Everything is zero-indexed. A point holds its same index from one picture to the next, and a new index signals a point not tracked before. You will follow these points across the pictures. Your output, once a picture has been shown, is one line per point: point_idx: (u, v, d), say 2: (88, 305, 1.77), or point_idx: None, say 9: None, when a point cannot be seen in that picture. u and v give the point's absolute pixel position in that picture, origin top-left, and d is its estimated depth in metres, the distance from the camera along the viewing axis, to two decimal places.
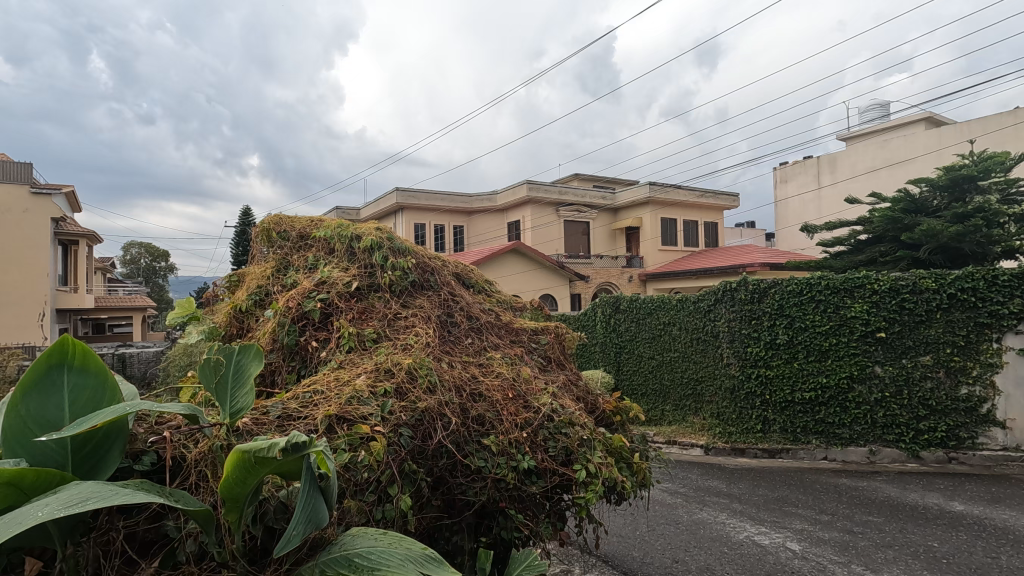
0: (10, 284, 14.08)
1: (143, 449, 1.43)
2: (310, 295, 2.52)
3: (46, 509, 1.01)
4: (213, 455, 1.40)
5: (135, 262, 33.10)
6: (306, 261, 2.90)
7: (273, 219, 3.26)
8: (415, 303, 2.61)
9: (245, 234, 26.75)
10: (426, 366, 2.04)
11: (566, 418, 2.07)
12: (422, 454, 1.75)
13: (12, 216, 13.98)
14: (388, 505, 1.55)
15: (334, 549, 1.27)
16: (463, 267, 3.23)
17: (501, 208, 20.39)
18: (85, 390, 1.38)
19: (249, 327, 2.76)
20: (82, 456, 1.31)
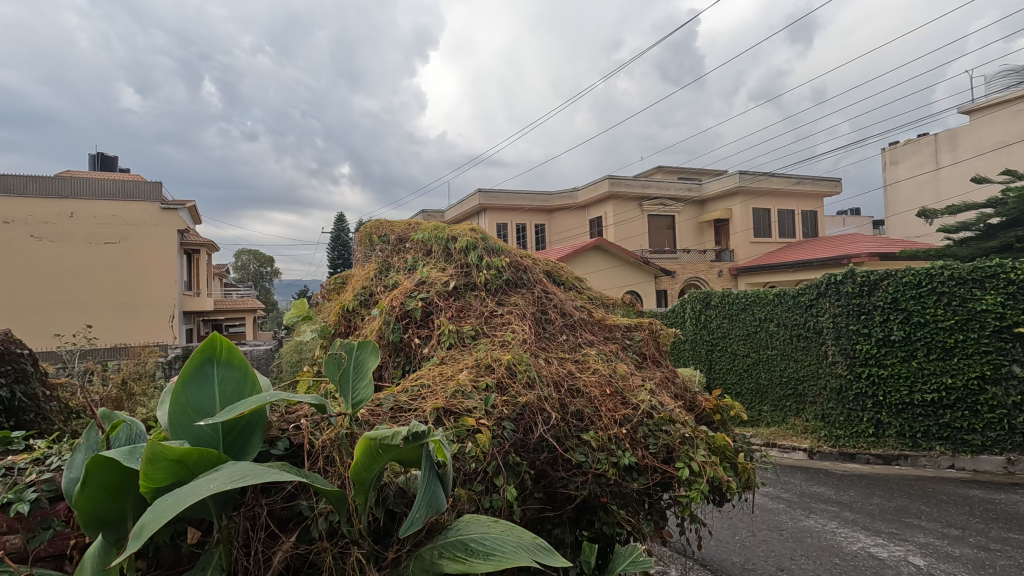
0: (146, 289, 15.96)
1: (278, 436, 1.59)
2: (411, 295, 2.67)
3: (213, 483, 1.14)
4: (338, 441, 1.53)
5: (245, 268, 36.29)
6: (405, 262, 3.06)
7: (375, 224, 3.48)
8: (510, 300, 2.68)
9: (339, 239, 28.52)
10: (525, 362, 2.10)
11: (666, 416, 2.03)
12: (524, 448, 1.80)
13: (146, 229, 15.88)
14: (494, 495, 1.61)
15: (450, 534, 1.35)
16: (553, 265, 3.26)
17: (582, 205, 20.27)
18: (230, 381, 1.56)
19: (355, 325, 2.95)
20: (230, 439, 1.47)
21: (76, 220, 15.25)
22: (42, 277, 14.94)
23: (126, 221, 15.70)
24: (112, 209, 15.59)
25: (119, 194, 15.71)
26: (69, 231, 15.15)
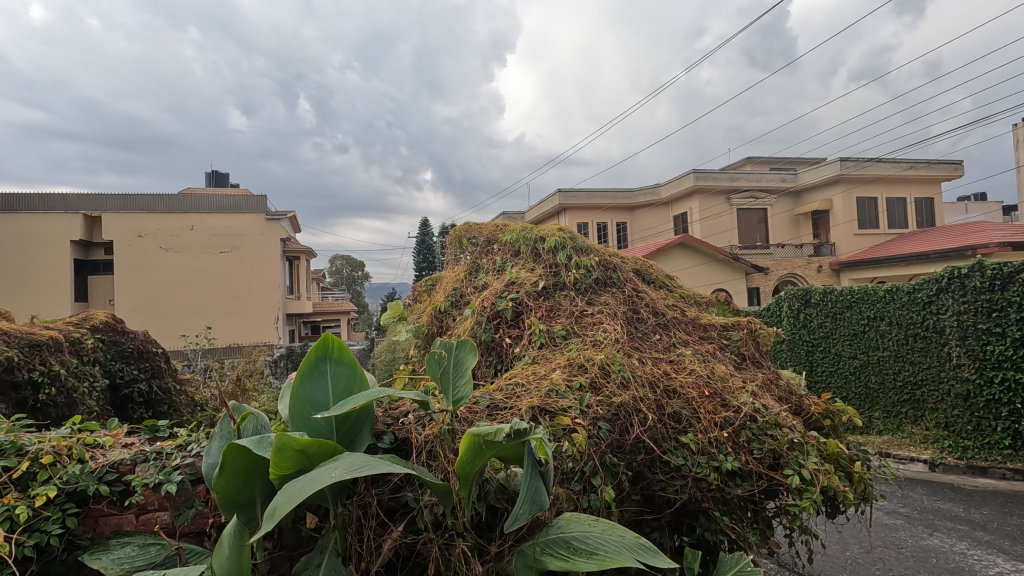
0: (255, 293, 17.39)
1: (383, 430, 1.69)
2: (502, 295, 2.72)
3: (334, 472, 1.22)
4: (440, 437, 1.59)
5: (339, 272, 38.63)
6: (494, 263, 3.13)
7: (464, 226, 3.57)
8: (600, 299, 2.66)
9: (424, 243, 29.62)
10: (618, 362, 2.07)
11: (771, 419, 1.92)
12: (621, 448, 1.78)
13: (254, 238, 17.31)
14: (593, 495, 1.60)
15: (551, 532, 1.35)
16: (642, 262, 3.20)
17: (666, 201, 19.64)
18: (341, 378, 1.66)
19: (447, 325, 3.04)
20: (343, 432, 1.57)
21: (196, 232, 16.95)
22: (170, 284, 16.77)
23: (237, 232, 17.22)
24: (225, 221, 17.16)
25: (230, 207, 17.23)
26: (191, 242, 16.88)
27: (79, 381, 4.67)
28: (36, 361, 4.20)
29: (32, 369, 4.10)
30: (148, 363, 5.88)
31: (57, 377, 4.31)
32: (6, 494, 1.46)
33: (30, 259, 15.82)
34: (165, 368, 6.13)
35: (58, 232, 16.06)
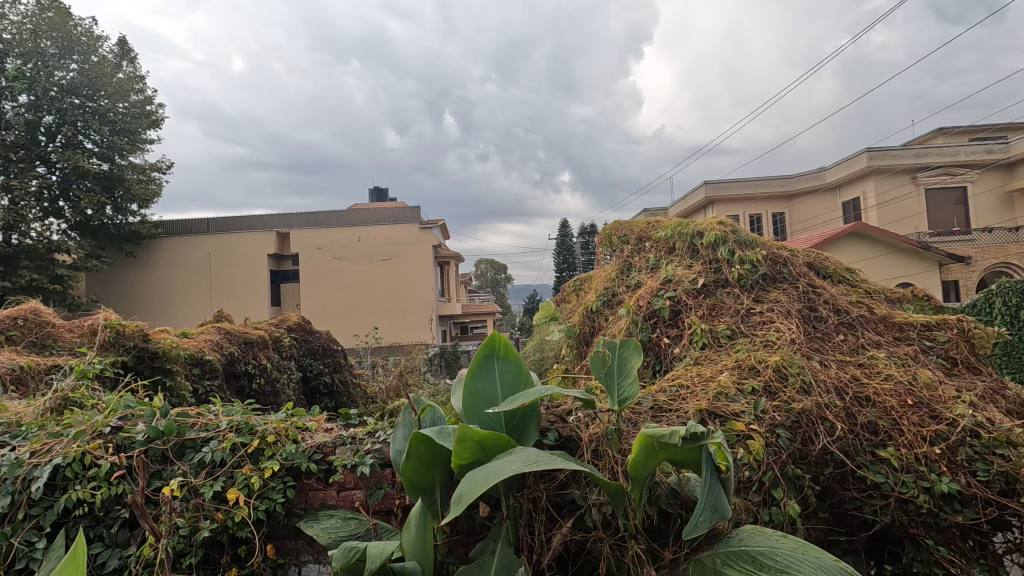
0: (412, 296, 18.94)
1: (548, 428, 1.72)
2: (658, 293, 2.64)
3: (513, 465, 1.28)
4: (607, 436, 1.58)
5: (484, 276, 40.58)
6: (647, 261, 3.05)
7: (614, 225, 3.53)
8: (769, 296, 2.46)
9: (565, 244, 29.92)
10: (797, 365, 1.90)
11: (998, 436, 1.60)
12: (803, 459, 1.61)
13: (410, 246, 18.87)
14: (774, 508, 1.47)
15: (732, 543, 1.28)
16: (816, 255, 2.89)
17: (832, 186, 17.58)
18: (508, 374, 1.73)
19: (599, 325, 3.02)
20: (511, 428, 1.64)
21: (363, 242, 18.94)
22: (343, 290, 18.98)
23: (396, 241, 18.90)
24: (386, 232, 18.95)
25: (390, 219, 18.99)
26: (359, 252, 18.93)
27: (280, 373, 5.51)
28: (251, 356, 5.04)
29: (248, 362, 4.93)
30: (330, 358, 6.74)
31: (264, 369, 5.12)
32: (243, 465, 1.75)
33: (239, 270, 19.00)
34: (344, 363, 6.97)
35: (258, 247, 19.02)
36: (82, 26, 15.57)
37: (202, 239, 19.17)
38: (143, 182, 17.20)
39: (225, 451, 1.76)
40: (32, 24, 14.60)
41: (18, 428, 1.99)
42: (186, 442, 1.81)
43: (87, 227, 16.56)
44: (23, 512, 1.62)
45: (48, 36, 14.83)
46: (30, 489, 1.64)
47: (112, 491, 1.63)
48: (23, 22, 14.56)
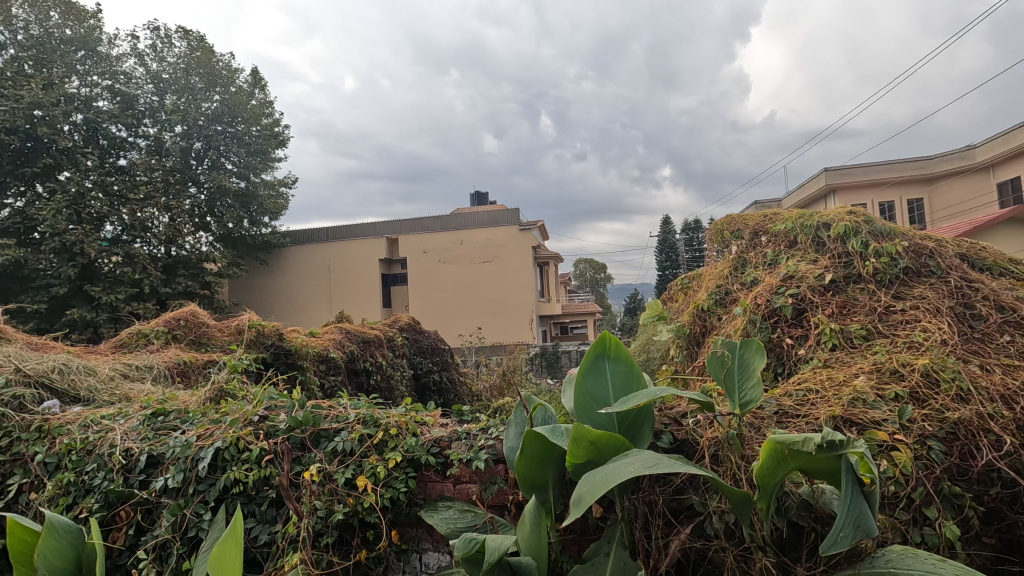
0: (513, 297, 19.25)
1: (662, 430, 1.67)
2: (778, 291, 2.47)
3: (630, 467, 1.26)
4: (727, 441, 1.51)
5: (583, 275, 40.27)
6: (765, 257, 2.87)
7: (726, 220, 3.35)
8: (913, 292, 2.21)
9: (667, 241, 28.86)
10: (951, 368, 1.68)
11: None
12: (963, 475, 1.42)
13: (510, 248, 19.19)
14: (928, 529, 1.32)
15: (877, 565, 1.16)
16: (970, 245, 2.55)
17: (983, 165, 15.34)
18: (620, 374, 1.71)
19: (712, 325, 2.89)
20: (624, 428, 1.62)
21: (465, 245, 19.59)
22: (447, 292, 19.77)
23: (497, 243, 19.32)
24: (487, 234, 19.44)
25: (490, 222, 19.44)
26: (462, 255, 19.60)
27: (394, 370, 5.86)
28: (369, 354, 5.41)
29: (366, 360, 5.30)
30: (439, 357, 7.06)
31: (381, 366, 5.47)
32: (370, 455, 1.88)
33: (354, 274, 20.48)
34: (451, 361, 7.27)
35: (370, 253, 20.36)
36: (223, 61, 17.66)
37: (322, 247, 20.87)
38: (275, 197, 19.08)
39: (354, 441, 1.90)
40: (185, 63, 16.82)
41: (186, 414, 2.30)
42: (320, 432, 1.97)
43: (229, 238, 18.71)
44: (192, 488, 1.87)
45: (197, 72, 16.99)
46: (198, 467, 1.89)
47: (261, 473, 1.82)
48: (178, 63, 16.81)
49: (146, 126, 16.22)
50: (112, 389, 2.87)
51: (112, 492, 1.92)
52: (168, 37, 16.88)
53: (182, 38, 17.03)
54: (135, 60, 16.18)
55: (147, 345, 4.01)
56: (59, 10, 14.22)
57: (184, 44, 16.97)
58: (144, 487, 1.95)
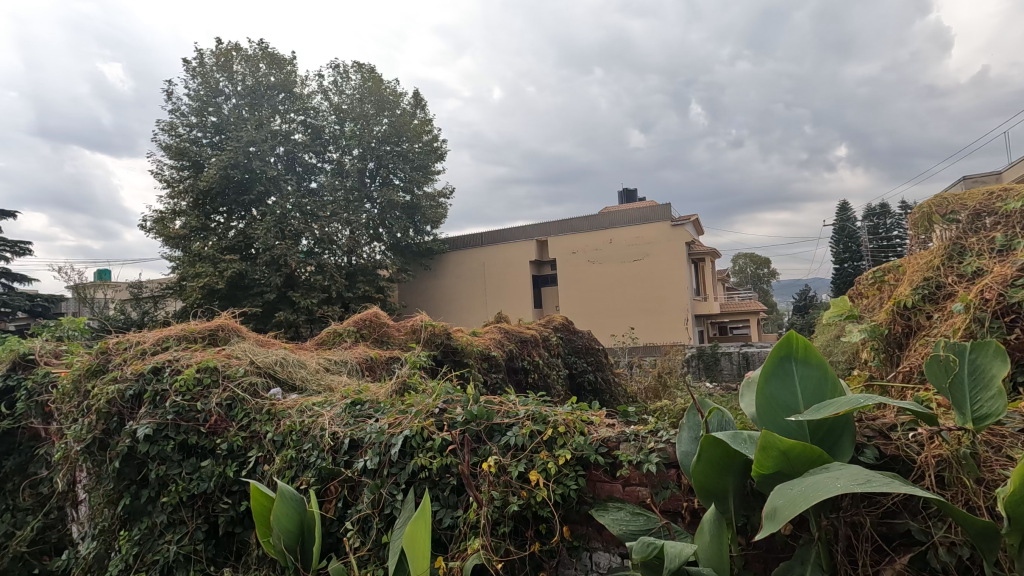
0: (667, 296, 18.46)
1: (865, 443, 1.48)
2: (1015, 283, 2.04)
3: (838, 482, 1.13)
4: (956, 460, 1.28)
5: (743, 271, 37.27)
6: (993, 244, 2.39)
7: (935, 201, 2.86)
8: None
9: (845, 230, 25.45)
10: None
11: None
12: None
13: (663, 245, 18.46)
14: None
15: None
16: None
17: None
18: (810, 379, 1.54)
19: (919, 323, 2.48)
20: (819, 438, 1.46)
21: (614, 244, 19.34)
22: (598, 291, 19.67)
23: (648, 241, 18.73)
24: (637, 232, 18.94)
25: (641, 219, 18.89)
26: (611, 254, 19.38)
27: (550, 369, 5.98)
28: (526, 353, 5.61)
29: (524, 359, 5.50)
30: (593, 356, 7.05)
31: (538, 365, 5.63)
32: (540, 451, 1.93)
33: (507, 276, 21.36)
34: (605, 361, 7.20)
35: (522, 256, 21.07)
36: (390, 87, 19.60)
37: (478, 251, 22.09)
38: (435, 208, 20.69)
39: (525, 436, 1.97)
40: (360, 94, 19.03)
41: (378, 404, 2.59)
42: (493, 426, 2.08)
43: (398, 247, 20.69)
44: (387, 470, 2.09)
45: (370, 100, 19.07)
46: (390, 452, 2.11)
47: (443, 461, 1.98)
48: (355, 94, 19.07)
49: (331, 152, 18.68)
50: (319, 380, 3.35)
51: (324, 469, 2.24)
52: (346, 72, 19.30)
53: (357, 72, 19.31)
54: (322, 96, 18.70)
55: (341, 342, 4.62)
56: (266, 63, 17.07)
57: (358, 76, 19.23)
58: (347, 466, 2.24)
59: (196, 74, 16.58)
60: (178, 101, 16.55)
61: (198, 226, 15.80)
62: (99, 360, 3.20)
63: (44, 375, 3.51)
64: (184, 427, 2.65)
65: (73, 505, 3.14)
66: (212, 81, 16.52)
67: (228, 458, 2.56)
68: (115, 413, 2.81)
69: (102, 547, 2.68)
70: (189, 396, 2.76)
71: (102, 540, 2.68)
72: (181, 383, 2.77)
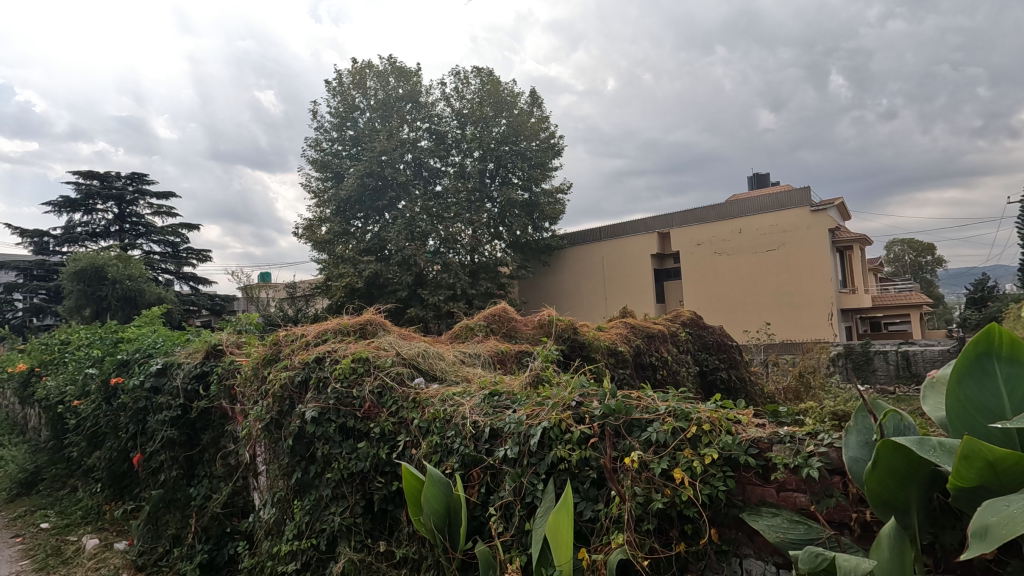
0: (807, 289, 16.85)
1: None
2: None
3: None
4: None
5: (900, 260, 32.82)
6: None
7: None
8: None
9: None
10: None
11: None
12: None
13: (801, 232, 16.87)
14: None
15: None
16: None
17: None
18: (1018, 381, 1.31)
19: None
20: None
21: (745, 234, 18.07)
22: (727, 285, 18.52)
23: (783, 229, 17.23)
24: (771, 219, 17.49)
25: (775, 205, 17.39)
26: (741, 244, 18.15)
27: (680, 366, 5.75)
28: (654, 349, 5.44)
29: (652, 355, 5.35)
30: (726, 354, 6.64)
31: (666, 362, 5.46)
32: (684, 449, 1.85)
33: (628, 271, 20.90)
34: (741, 359, 6.73)
35: (643, 249, 20.48)
36: (508, 88, 20.01)
37: (597, 246, 21.85)
38: (553, 204, 20.62)
39: (667, 433, 1.90)
40: (479, 97, 19.65)
41: (514, 396, 2.67)
42: (632, 421, 2.04)
43: (519, 244, 21.13)
44: (526, 460, 2.15)
45: (489, 103, 19.67)
46: (530, 442, 2.16)
47: (583, 454, 1.99)
48: (475, 98, 19.74)
49: (454, 156, 19.59)
50: (456, 371, 3.54)
51: (467, 456, 2.36)
52: (466, 77, 20.05)
53: (477, 76, 19.97)
54: (444, 102, 19.68)
55: (473, 336, 4.83)
56: (395, 77, 18.32)
57: (477, 80, 19.89)
58: (488, 454, 2.33)
59: (336, 93, 18.39)
60: (322, 119, 18.58)
61: (340, 231, 17.49)
62: (272, 350, 3.66)
63: (230, 362, 4.11)
64: (343, 411, 2.95)
65: (254, 475, 3.62)
66: (350, 98, 18.25)
67: (380, 441, 2.79)
68: (287, 397, 3.20)
69: (278, 514, 3.05)
70: (347, 382, 3.06)
71: (279, 508, 3.06)
72: (339, 371, 3.08)
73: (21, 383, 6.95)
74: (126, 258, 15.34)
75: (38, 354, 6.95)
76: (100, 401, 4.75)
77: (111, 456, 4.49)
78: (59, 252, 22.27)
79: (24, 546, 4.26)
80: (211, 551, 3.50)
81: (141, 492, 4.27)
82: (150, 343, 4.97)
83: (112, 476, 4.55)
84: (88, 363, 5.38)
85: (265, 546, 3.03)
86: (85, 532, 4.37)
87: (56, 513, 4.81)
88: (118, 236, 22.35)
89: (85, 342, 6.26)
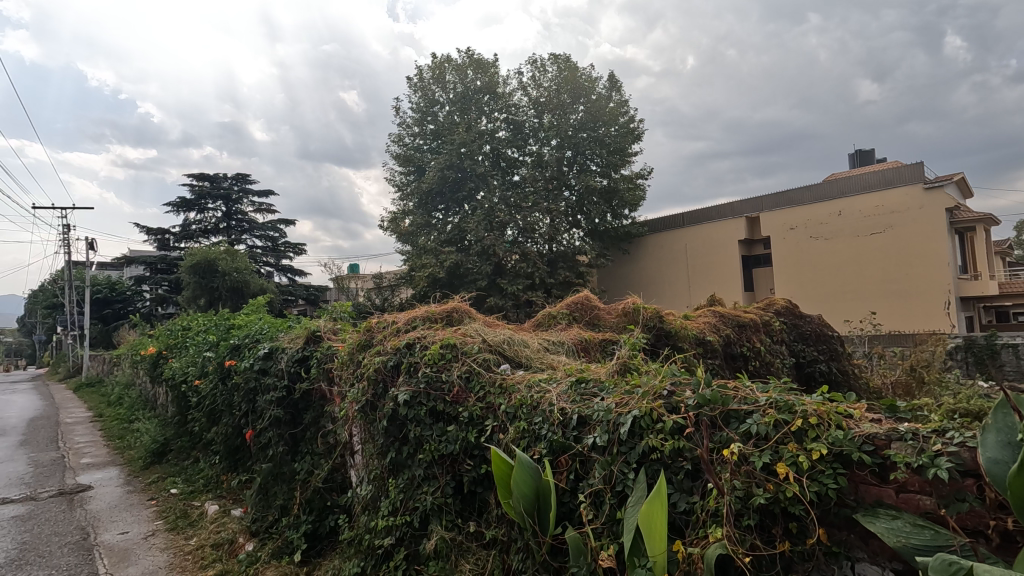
0: (920, 275, 15.33)
1: None
2: None
3: None
4: None
5: None
6: None
7: None
8: None
9: None
10: None
11: None
12: None
13: (911, 213, 15.34)
14: None
15: None
16: None
17: None
18: None
19: None
20: None
21: (845, 216, 16.69)
22: (826, 271, 17.25)
23: (890, 210, 15.74)
24: (877, 199, 16.04)
25: (882, 184, 15.89)
26: (841, 227, 16.80)
27: (774, 356, 5.43)
28: (745, 338, 5.18)
29: (742, 345, 5.09)
30: (825, 345, 6.19)
31: (758, 352, 5.18)
32: (788, 442, 1.74)
33: (713, 257, 20.02)
34: (843, 350, 6.24)
35: (729, 235, 19.50)
36: (586, 74, 19.69)
37: (680, 232, 21.09)
38: (633, 190, 20.12)
39: (769, 426, 1.81)
40: (556, 85, 19.48)
41: (601, 384, 2.65)
42: (729, 412, 1.96)
43: (597, 233, 20.83)
44: (616, 448, 2.12)
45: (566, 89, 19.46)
46: (619, 430, 2.13)
47: (676, 444, 1.93)
48: (552, 85, 19.59)
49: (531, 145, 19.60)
50: (541, 358, 3.56)
51: (555, 442, 2.35)
52: (543, 65, 19.94)
53: (553, 63, 19.78)
54: (521, 92, 19.70)
55: (556, 323, 4.83)
56: (473, 70, 18.63)
57: (555, 68, 19.70)
58: (576, 441, 2.32)
59: (417, 88, 19.00)
60: (404, 115, 19.30)
61: (422, 223, 18.11)
62: (365, 336, 3.86)
63: (328, 347, 4.39)
64: (433, 395, 3.05)
65: (352, 454, 3.83)
66: (430, 93, 18.81)
67: (469, 425, 2.87)
68: (381, 379, 3.34)
69: (374, 490, 3.21)
70: (436, 367, 3.16)
71: (375, 485, 3.22)
72: (429, 357, 3.19)
73: (151, 364, 7.81)
74: (234, 252, 16.72)
75: (164, 339, 7.79)
76: (217, 380, 5.22)
77: (227, 431, 4.93)
78: (178, 247, 24.71)
79: (158, 508, 4.81)
80: (314, 521, 3.77)
81: (252, 464, 4.68)
82: (257, 330, 5.39)
83: (227, 449, 5.01)
84: (206, 347, 5.95)
85: (363, 519, 3.20)
86: (207, 498, 4.86)
87: (182, 480, 5.38)
88: (226, 232, 24.45)
89: (202, 327, 6.93)
